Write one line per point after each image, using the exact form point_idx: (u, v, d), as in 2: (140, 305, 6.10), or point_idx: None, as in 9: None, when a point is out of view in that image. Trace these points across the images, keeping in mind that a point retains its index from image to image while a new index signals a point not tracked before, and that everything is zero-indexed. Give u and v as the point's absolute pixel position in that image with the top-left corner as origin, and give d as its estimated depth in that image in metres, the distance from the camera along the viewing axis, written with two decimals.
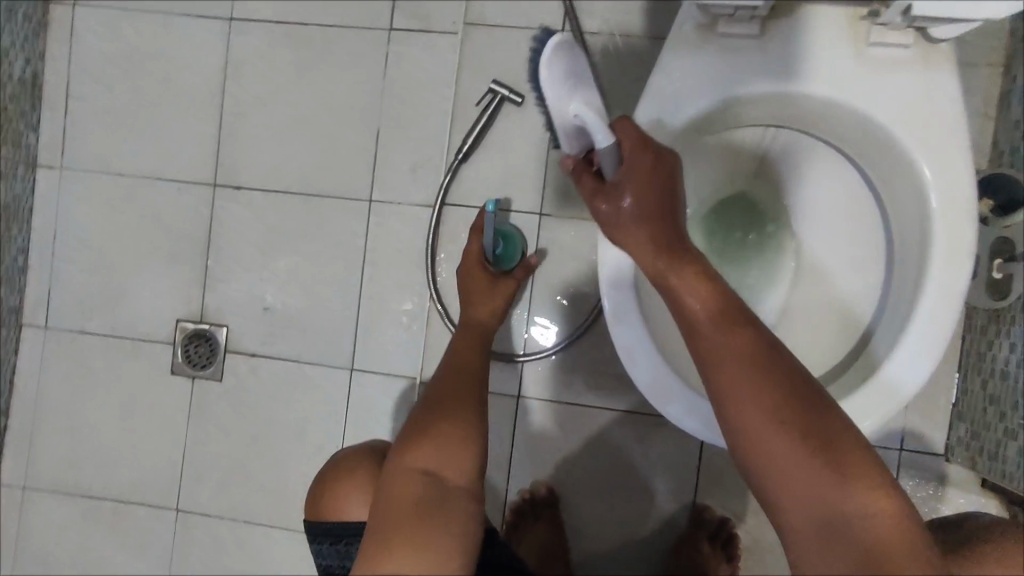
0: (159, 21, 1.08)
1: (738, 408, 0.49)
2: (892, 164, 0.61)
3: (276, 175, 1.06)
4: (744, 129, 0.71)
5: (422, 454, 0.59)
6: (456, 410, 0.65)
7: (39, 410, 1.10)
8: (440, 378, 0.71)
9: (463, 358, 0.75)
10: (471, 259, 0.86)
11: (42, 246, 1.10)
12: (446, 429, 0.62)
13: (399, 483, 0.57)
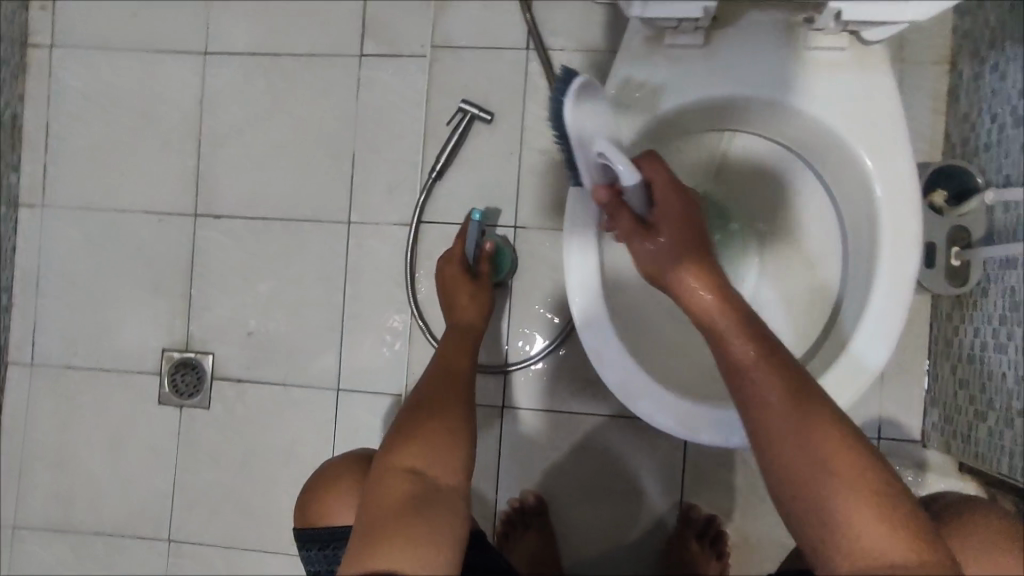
0: (134, 58, 1.11)
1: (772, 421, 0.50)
2: (837, 159, 0.64)
3: (255, 202, 1.08)
4: (698, 138, 0.73)
5: (410, 455, 0.60)
6: (444, 410, 0.66)
7: (27, 446, 1.10)
8: (428, 379, 0.72)
9: (451, 358, 0.75)
10: (452, 266, 0.87)
11: (25, 283, 1.11)
12: (433, 428, 0.63)
13: (387, 483, 0.58)
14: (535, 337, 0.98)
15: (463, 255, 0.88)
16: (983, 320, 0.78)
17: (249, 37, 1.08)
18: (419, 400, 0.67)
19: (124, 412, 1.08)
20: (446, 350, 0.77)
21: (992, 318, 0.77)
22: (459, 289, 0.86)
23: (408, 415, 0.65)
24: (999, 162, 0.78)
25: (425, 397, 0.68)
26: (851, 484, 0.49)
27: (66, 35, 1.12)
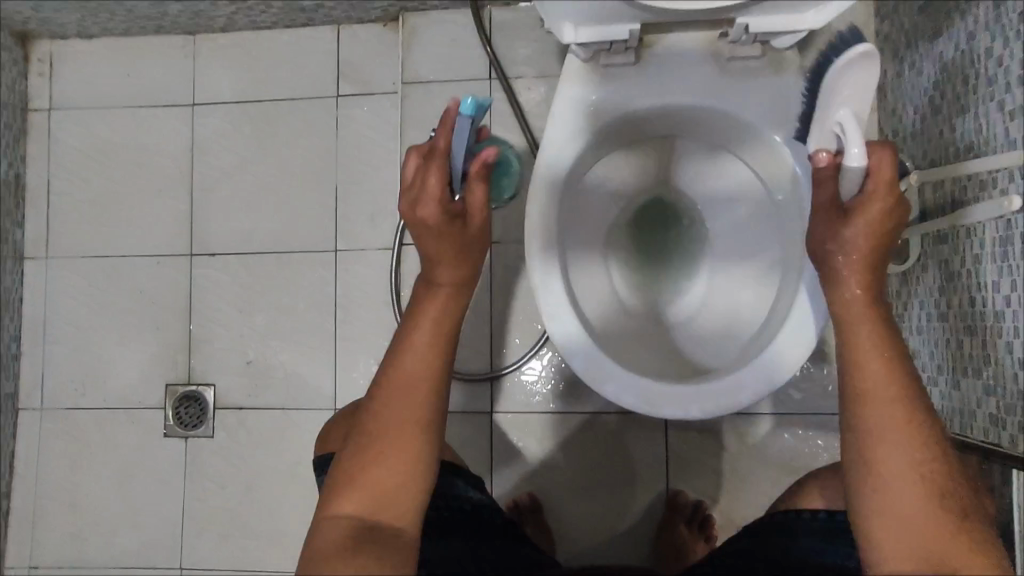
0: (128, 114, 1.19)
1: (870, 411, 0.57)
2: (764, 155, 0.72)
3: (247, 238, 1.15)
4: (640, 146, 0.80)
5: (355, 494, 0.58)
6: (399, 436, 0.60)
7: (41, 488, 1.14)
8: (382, 385, 0.63)
9: (415, 352, 0.63)
10: (434, 190, 0.61)
11: (33, 331, 1.17)
12: (382, 462, 0.59)
13: (329, 526, 0.57)
14: (518, 344, 1.03)
15: (444, 186, 0.61)
16: (925, 292, 0.85)
17: (233, 87, 1.17)
18: (372, 415, 0.62)
19: (132, 448, 1.13)
20: (409, 338, 0.64)
21: (934, 289, 0.83)
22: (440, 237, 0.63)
23: (359, 435, 0.61)
24: (923, 149, 0.87)
25: (377, 411, 0.62)
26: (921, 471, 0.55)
27: (63, 98, 1.20)
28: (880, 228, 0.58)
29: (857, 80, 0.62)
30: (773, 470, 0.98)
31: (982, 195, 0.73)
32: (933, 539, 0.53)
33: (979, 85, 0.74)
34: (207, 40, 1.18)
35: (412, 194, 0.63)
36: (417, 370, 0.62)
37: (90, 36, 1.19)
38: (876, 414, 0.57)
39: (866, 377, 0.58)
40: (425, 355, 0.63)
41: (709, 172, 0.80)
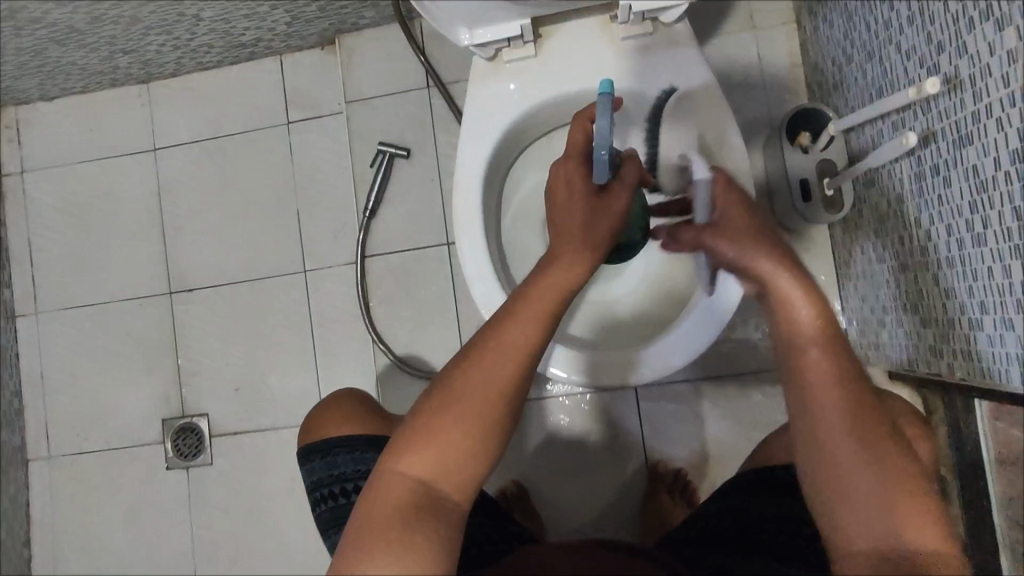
0: (97, 167, 1.25)
1: (816, 393, 0.53)
2: None
3: (221, 269, 1.20)
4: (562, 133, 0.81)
5: (424, 460, 0.49)
6: (482, 403, 0.50)
7: (60, 532, 1.20)
8: (486, 342, 0.52)
9: (531, 322, 0.53)
10: (574, 159, 0.60)
11: (33, 384, 1.23)
12: (460, 436, 0.50)
13: (385, 488, 0.49)
14: None
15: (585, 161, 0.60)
16: (864, 238, 0.87)
17: (191, 128, 1.22)
18: (463, 375, 0.51)
19: (138, 483, 1.18)
20: (525, 298, 0.54)
21: (870, 235, 0.85)
22: (577, 209, 0.58)
23: (440, 389, 0.51)
24: (844, 99, 0.89)
25: (471, 372, 0.51)
26: (874, 456, 0.51)
27: (33, 160, 1.26)
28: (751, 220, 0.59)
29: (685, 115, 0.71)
30: (748, 428, 1.01)
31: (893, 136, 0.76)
32: (898, 526, 0.49)
33: (879, 31, 0.77)
34: (159, 87, 1.23)
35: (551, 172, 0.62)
36: (524, 337, 0.52)
37: (51, 98, 1.25)
38: (819, 401, 0.52)
39: (804, 358, 0.53)
40: (533, 325, 0.53)
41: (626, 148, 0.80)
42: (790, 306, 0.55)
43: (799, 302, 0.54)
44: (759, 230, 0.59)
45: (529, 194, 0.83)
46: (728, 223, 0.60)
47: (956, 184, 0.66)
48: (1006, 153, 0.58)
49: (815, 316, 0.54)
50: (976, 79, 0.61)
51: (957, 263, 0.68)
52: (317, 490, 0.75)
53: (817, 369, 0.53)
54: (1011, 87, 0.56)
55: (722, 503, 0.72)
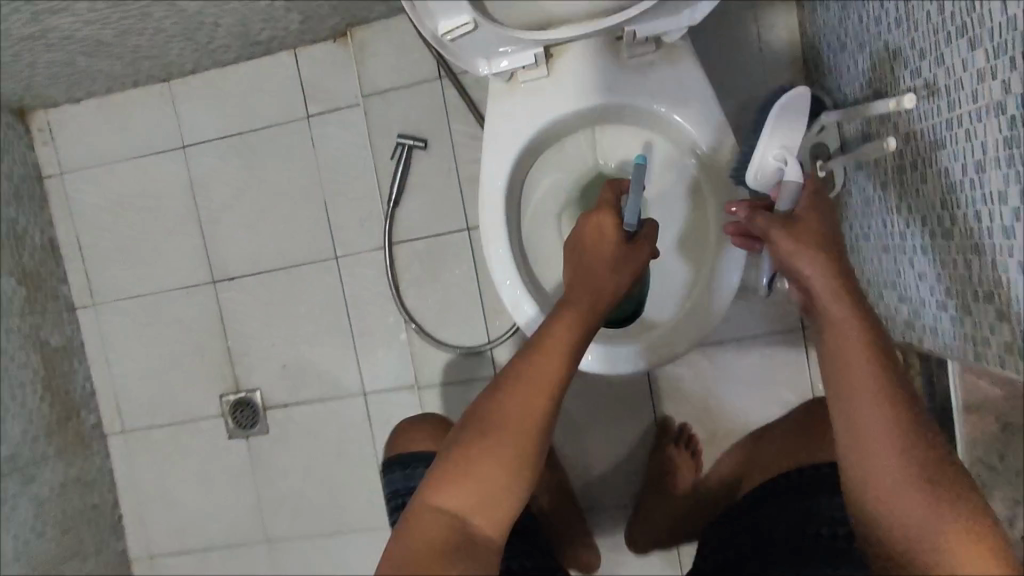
0: (131, 166, 1.32)
1: (857, 406, 0.58)
2: (673, 134, 0.82)
3: (259, 258, 1.30)
4: (573, 141, 0.89)
5: (455, 498, 0.59)
6: (513, 439, 0.60)
7: (142, 496, 1.36)
8: (507, 391, 0.61)
9: (541, 370, 0.62)
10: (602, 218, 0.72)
11: (99, 368, 1.36)
12: (486, 476, 0.59)
13: (418, 524, 0.58)
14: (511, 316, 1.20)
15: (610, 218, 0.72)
16: (855, 215, 0.97)
17: (215, 124, 1.28)
18: (495, 414, 0.61)
19: (206, 450, 1.34)
20: (542, 346, 0.64)
21: (859, 214, 0.95)
22: (596, 257, 0.70)
23: (475, 425, 0.61)
24: (838, 83, 0.94)
25: (491, 418, 0.61)
26: (911, 466, 0.55)
27: (69, 161, 1.33)
28: (816, 233, 0.64)
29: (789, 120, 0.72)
30: (747, 386, 1.13)
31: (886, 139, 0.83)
32: (936, 532, 0.53)
33: (870, 26, 0.82)
34: (180, 85, 1.28)
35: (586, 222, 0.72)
36: (547, 377, 0.62)
37: (77, 100, 1.30)
38: (859, 411, 0.58)
39: (847, 370, 0.59)
40: (553, 365, 0.63)
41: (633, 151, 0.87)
42: (837, 320, 0.60)
43: (847, 318, 0.60)
44: (827, 239, 0.63)
45: (544, 195, 0.90)
46: (807, 223, 0.65)
47: (930, 183, 0.75)
48: (971, 163, 0.67)
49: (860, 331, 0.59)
50: (950, 90, 0.68)
51: (932, 252, 0.77)
52: (395, 499, 0.88)
53: (859, 382, 0.58)
54: (979, 103, 0.63)
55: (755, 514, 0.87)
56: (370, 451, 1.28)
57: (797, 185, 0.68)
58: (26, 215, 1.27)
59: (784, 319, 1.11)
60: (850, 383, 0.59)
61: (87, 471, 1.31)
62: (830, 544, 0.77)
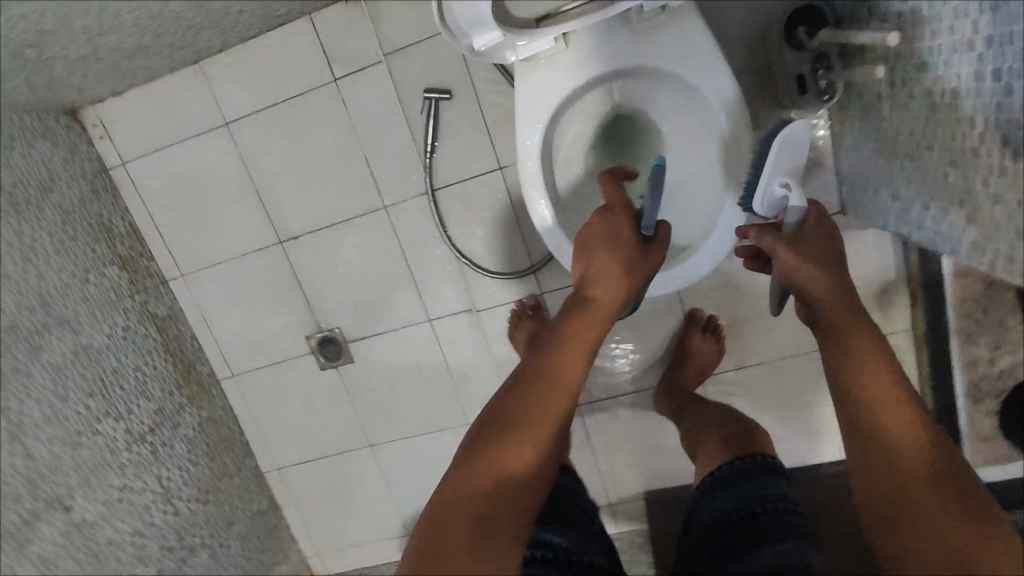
0: (182, 148, 1.43)
1: (860, 394, 0.79)
2: (678, 84, 0.92)
3: (316, 215, 1.45)
4: (591, 96, 0.98)
5: (475, 494, 0.70)
6: (533, 438, 0.76)
7: (260, 423, 1.65)
8: (528, 397, 0.78)
9: (555, 376, 0.81)
10: (626, 229, 0.93)
11: (199, 327, 1.59)
12: (508, 471, 0.72)
13: (438, 525, 0.68)
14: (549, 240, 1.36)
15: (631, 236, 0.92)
16: (853, 119, 1.07)
17: (250, 98, 1.37)
18: (518, 421, 0.76)
19: (305, 381, 1.59)
20: (560, 360, 0.82)
21: (856, 120, 1.06)
22: (607, 254, 0.92)
23: (502, 430, 0.75)
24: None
25: (510, 416, 0.76)
26: (908, 443, 0.74)
27: (126, 151, 1.45)
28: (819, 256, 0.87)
29: (790, 145, 0.84)
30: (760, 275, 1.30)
31: (878, 56, 0.92)
32: (929, 492, 0.70)
33: None
34: (211, 65, 1.36)
35: (613, 231, 0.93)
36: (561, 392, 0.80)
37: (120, 92, 1.40)
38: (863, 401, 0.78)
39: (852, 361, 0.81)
40: (566, 382, 0.81)
41: (648, 96, 0.98)
42: (842, 325, 0.84)
43: (852, 321, 0.84)
44: (825, 260, 0.87)
45: (573, 147, 1.03)
46: (810, 246, 0.87)
47: (917, 100, 0.85)
48: (949, 89, 0.77)
49: (863, 330, 0.83)
50: (933, 20, 0.76)
51: (918, 161, 0.89)
52: None
53: (862, 372, 0.80)
54: (955, 36, 0.73)
55: (709, 515, 0.91)
56: (443, 367, 1.51)
57: (801, 209, 0.85)
58: (105, 207, 1.43)
59: None
60: (858, 376, 0.80)
61: (212, 411, 1.59)
62: (768, 524, 0.83)
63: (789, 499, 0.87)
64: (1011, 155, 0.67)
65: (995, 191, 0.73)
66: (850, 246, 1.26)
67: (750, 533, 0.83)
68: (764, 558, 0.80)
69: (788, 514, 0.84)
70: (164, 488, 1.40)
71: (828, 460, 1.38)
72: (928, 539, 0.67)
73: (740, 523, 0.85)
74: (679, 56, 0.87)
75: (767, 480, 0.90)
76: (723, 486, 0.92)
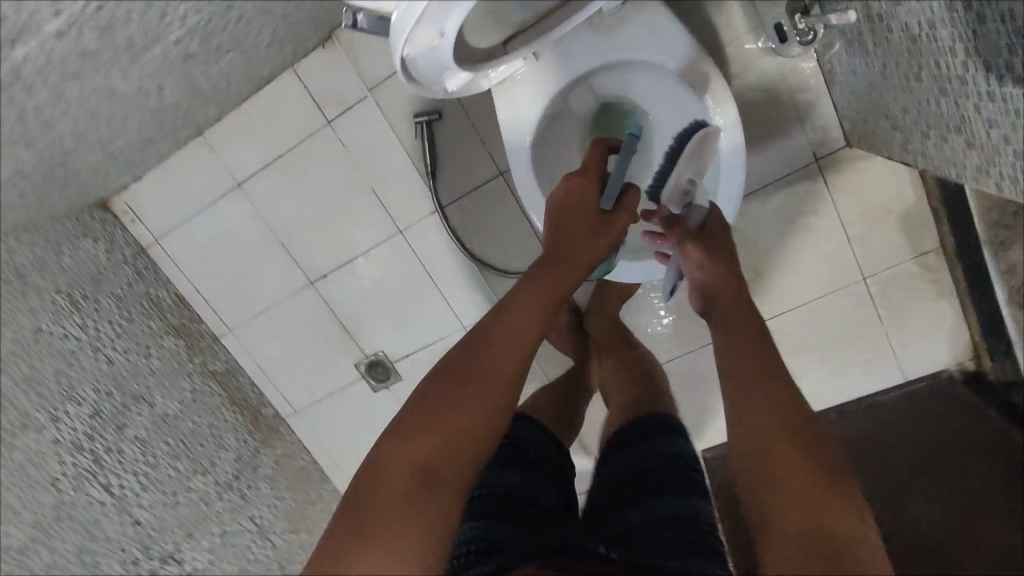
0: (205, 215, 1.51)
1: (748, 369, 0.77)
2: (649, 68, 1.00)
3: (338, 252, 1.51)
4: (572, 99, 1.03)
5: (417, 451, 0.67)
6: (485, 398, 0.71)
7: (330, 452, 1.75)
8: (479, 352, 0.74)
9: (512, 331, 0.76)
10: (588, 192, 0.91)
11: (256, 374, 1.69)
12: (454, 429, 0.69)
13: (378, 477, 0.66)
14: None
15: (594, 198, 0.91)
16: (839, 56, 1.06)
17: (256, 156, 1.44)
18: (470, 378, 0.72)
19: (362, 406, 1.68)
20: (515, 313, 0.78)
21: (843, 56, 1.04)
22: (568, 214, 0.90)
23: (455, 385, 0.71)
24: None
25: (462, 371, 0.73)
26: (784, 424, 0.71)
27: (157, 229, 1.54)
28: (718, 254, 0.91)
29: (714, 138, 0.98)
30: (775, 224, 1.31)
31: None
32: (806, 473, 0.67)
33: None
34: (215, 134, 1.44)
35: (573, 197, 0.92)
36: (515, 354, 0.75)
37: (140, 177, 1.49)
38: (751, 379, 0.76)
39: (739, 346, 0.81)
40: (523, 339, 0.76)
41: (625, 87, 1.03)
42: (735, 314, 0.85)
43: (739, 311, 0.86)
44: (727, 258, 0.91)
45: (562, 152, 1.07)
46: (710, 237, 0.93)
47: (896, 34, 0.84)
48: (925, 21, 0.76)
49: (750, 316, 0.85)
50: None
51: (909, 91, 0.88)
52: None
53: (747, 356, 0.79)
54: None
55: (612, 466, 0.92)
56: None
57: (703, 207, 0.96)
58: (150, 283, 1.53)
59: (797, 160, 1.26)
60: (747, 358, 0.79)
61: (285, 448, 1.70)
62: (674, 476, 0.84)
63: (690, 457, 0.88)
64: (997, 81, 0.67)
65: (989, 116, 0.72)
66: (862, 177, 1.25)
67: (657, 484, 0.84)
68: (669, 506, 0.80)
69: (694, 471, 0.86)
70: (259, 525, 1.54)
71: (860, 393, 1.39)
72: (794, 519, 0.64)
73: (645, 475, 0.86)
74: (641, 42, 0.96)
75: (676, 438, 0.91)
76: (634, 438, 0.93)
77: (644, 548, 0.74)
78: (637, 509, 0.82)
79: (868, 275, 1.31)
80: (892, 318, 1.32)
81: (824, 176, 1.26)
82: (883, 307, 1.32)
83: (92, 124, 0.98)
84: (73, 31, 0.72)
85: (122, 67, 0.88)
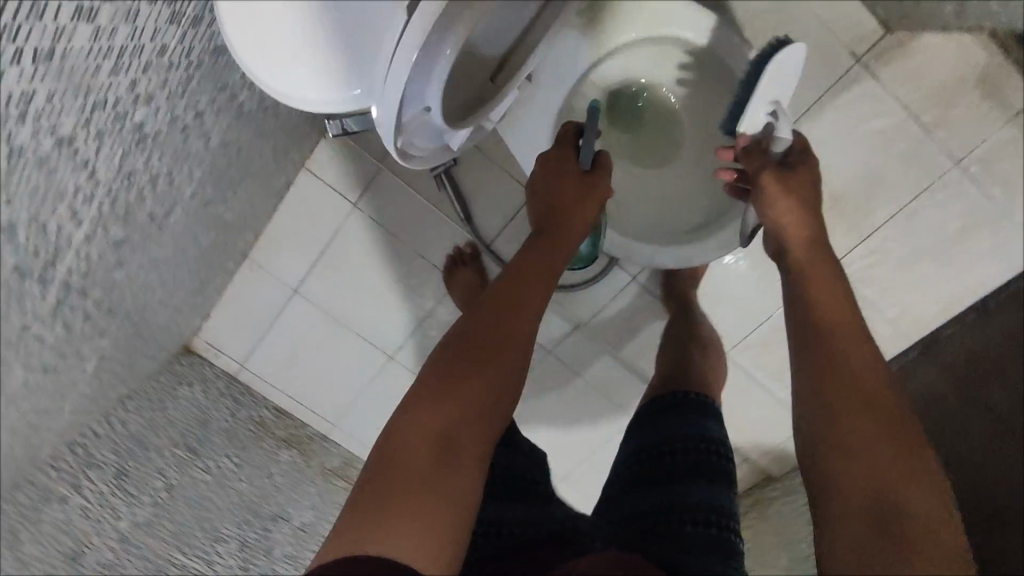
0: (274, 330, 1.54)
1: (822, 347, 0.81)
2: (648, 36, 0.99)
3: (405, 321, 1.52)
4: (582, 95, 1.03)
5: (434, 415, 0.73)
6: (493, 369, 0.78)
7: None
8: (483, 323, 0.81)
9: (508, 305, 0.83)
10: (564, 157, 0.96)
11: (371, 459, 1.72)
12: (469, 399, 0.75)
13: (402, 442, 0.72)
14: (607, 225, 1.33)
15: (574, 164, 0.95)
16: None
17: (298, 260, 1.46)
18: (479, 350, 0.79)
19: None
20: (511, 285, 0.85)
21: None
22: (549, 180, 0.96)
23: (467, 356, 0.78)
24: None
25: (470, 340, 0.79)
26: (876, 406, 0.75)
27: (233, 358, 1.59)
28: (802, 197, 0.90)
29: (788, 63, 0.93)
30: (834, 141, 1.18)
31: None
32: (895, 453, 0.72)
33: None
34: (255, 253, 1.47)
35: (553, 166, 0.96)
36: (521, 325, 0.82)
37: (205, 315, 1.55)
38: (828, 359, 0.80)
39: (811, 321, 0.84)
40: (523, 310, 0.84)
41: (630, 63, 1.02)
42: (819, 268, 0.87)
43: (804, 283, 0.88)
44: (808, 200, 0.91)
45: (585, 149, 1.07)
46: (792, 173, 0.91)
47: None
48: None
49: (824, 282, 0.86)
50: None
51: None
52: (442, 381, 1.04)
53: (820, 330, 0.82)
54: None
55: (641, 436, 1.00)
56: (585, 385, 1.52)
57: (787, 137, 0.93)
58: (251, 407, 1.59)
59: (836, 65, 1.13)
60: (825, 336, 0.82)
61: None
62: (696, 460, 0.92)
63: (713, 440, 0.95)
64: None
65: None
66: (916, 55, 1.11)
67: (683, 469, 0.91)
68: (695, 492, 0.88)
69: (712, 455, 0.93)
70: None
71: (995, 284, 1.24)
72: (888, 495, 0.69)
73: (674, 456, 0.92)
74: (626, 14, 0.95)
75: (696, 419, 0.98)
76: (658, 417, 1.01)
77: (668, 538, 0.81)
78: (655, 492, 0.89)
79: (961, 158, 1.16)
80: (1005, 192, 1.17)
81: (872, 70, 1.13)
82: (990, 184, 1.17)
83: (151, 293, 1.02)
84: (100, 229, 0.75)
85: (156, 235, 0.92)
